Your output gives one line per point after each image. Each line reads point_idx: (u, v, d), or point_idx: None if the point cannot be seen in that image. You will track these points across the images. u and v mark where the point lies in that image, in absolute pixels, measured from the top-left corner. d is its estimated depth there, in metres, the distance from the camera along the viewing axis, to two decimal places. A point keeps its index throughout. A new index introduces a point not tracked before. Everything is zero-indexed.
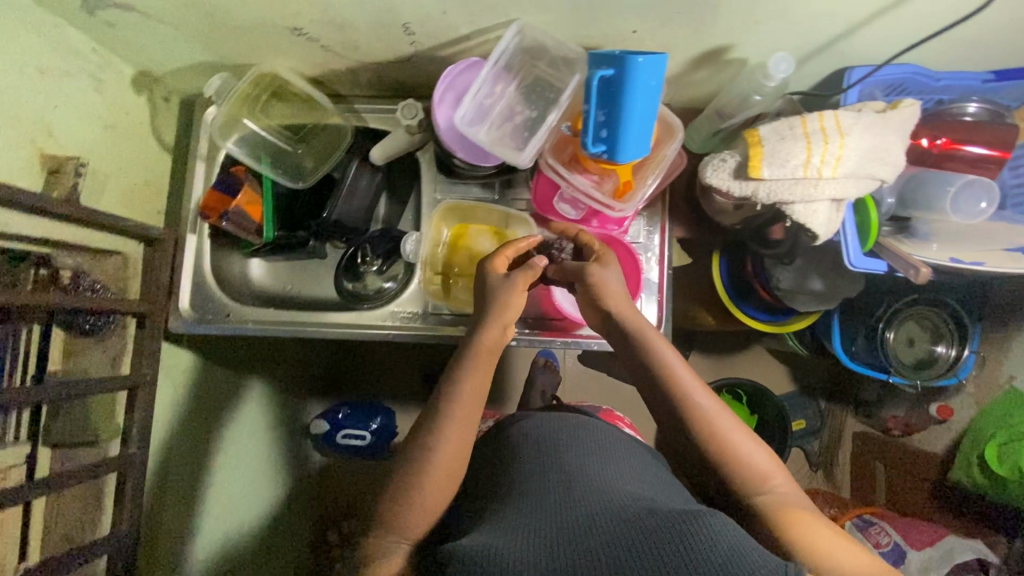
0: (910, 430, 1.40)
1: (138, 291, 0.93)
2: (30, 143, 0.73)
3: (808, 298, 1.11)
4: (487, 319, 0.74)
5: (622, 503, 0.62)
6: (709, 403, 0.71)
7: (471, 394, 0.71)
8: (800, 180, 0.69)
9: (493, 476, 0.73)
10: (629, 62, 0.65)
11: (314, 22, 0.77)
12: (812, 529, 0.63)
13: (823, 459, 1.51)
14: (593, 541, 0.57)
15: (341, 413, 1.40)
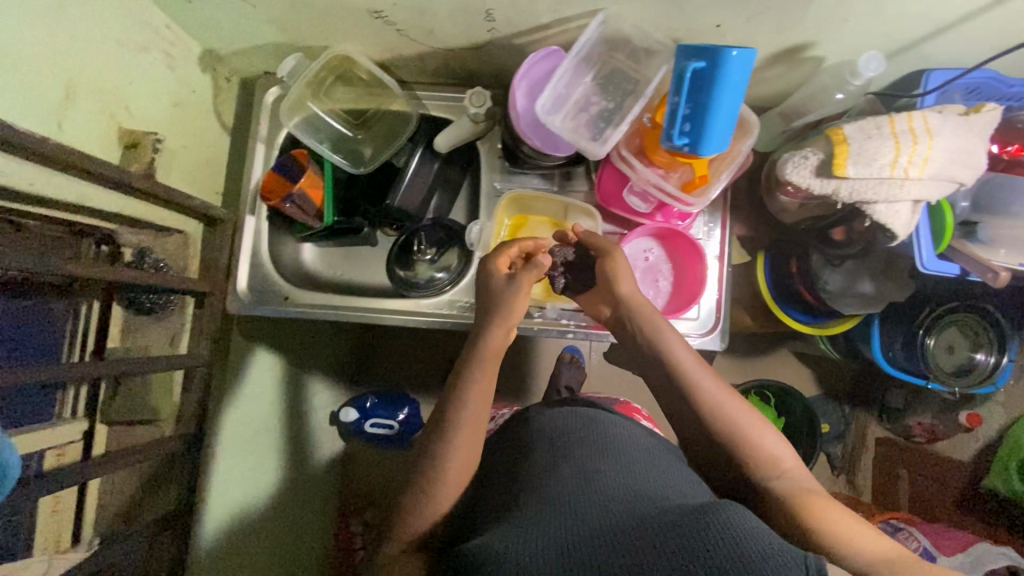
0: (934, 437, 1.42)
1: (197, 270, 0.92)
2: (111, 117, 0.72)
3: (857, 301, 1.05)
4: (493, 324, 0.72)
5: (639, 499, 0.57)
6: (717, 390, 0.72)
7: (475, 410, 0.68)
8: (886, 180, 0.69)
9: (504, 467, 0.70)
10: (723, 55, 0.65)
11: (395, 6, 0.76)
12: (832, 511, 0.61)
13: (846, 462, 1.51)
14: (605, 533, 0.52)
15: (370, 402, 1.34)
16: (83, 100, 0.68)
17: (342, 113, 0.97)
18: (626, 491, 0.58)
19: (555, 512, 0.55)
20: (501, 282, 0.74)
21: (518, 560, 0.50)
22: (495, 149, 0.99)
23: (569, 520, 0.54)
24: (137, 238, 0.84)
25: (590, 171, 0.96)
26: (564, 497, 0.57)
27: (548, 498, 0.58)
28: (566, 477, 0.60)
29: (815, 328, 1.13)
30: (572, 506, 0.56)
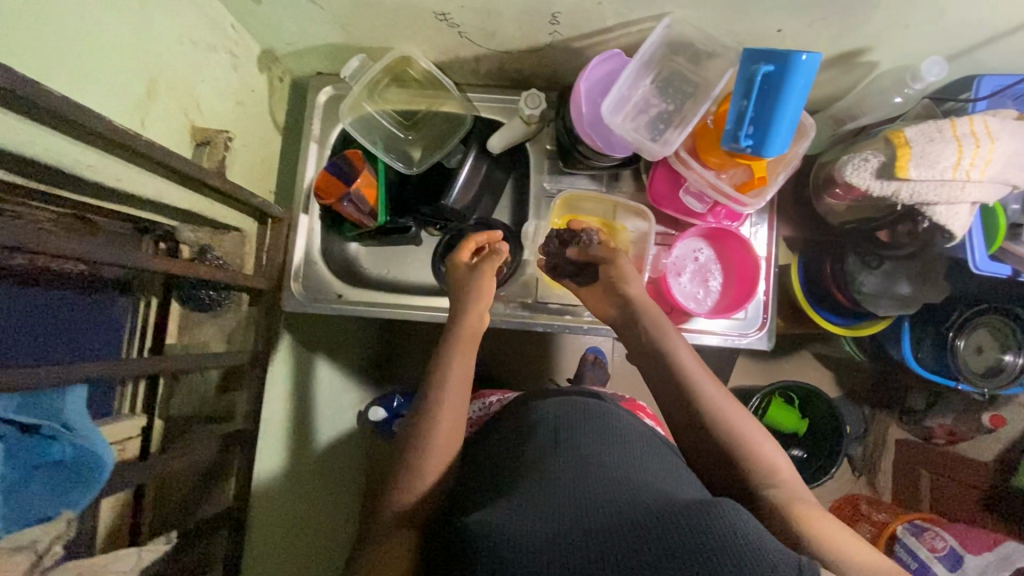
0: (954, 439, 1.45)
1: (252, 267, 0.93)
2: (185, 115, 0.73)
3: (896, 304, 0.98)
4: (466, 309, 0.80)
5: (639, 484, 0.54)
6: (716, 393, 0.72)
7: (455, 396, 0.73)
8: (947, 182, 0.72)
9: (495, 448, 0.67)
10: (794, 60, 0.66)
11: (462, 8, 0.77)
12: (826, 525, 0.62)
13: (866, 464, 1.52)
14: (602, 517, 0.49)
15: (398, 400, 1.24)
16: (161, 97, 0.69)
17: (394, 114, 0.98)
18: (622, 476, 0.55)
19: (554, 488, 0.52)
20: (465, 271, 0.84)
21: (517, 541, 0.48)
22: (544, 150, 1.00)
23: (567, 497, 0.51)
24: (197, 235, 0.84)
25: (639, 172, 0.98)
26: (564, 474, 0.54)
27: (545, 474, 0.55)
28: (565, 455, 0.57)
29: (847, 330, 1.09)
30: (573, 485, 0.53)
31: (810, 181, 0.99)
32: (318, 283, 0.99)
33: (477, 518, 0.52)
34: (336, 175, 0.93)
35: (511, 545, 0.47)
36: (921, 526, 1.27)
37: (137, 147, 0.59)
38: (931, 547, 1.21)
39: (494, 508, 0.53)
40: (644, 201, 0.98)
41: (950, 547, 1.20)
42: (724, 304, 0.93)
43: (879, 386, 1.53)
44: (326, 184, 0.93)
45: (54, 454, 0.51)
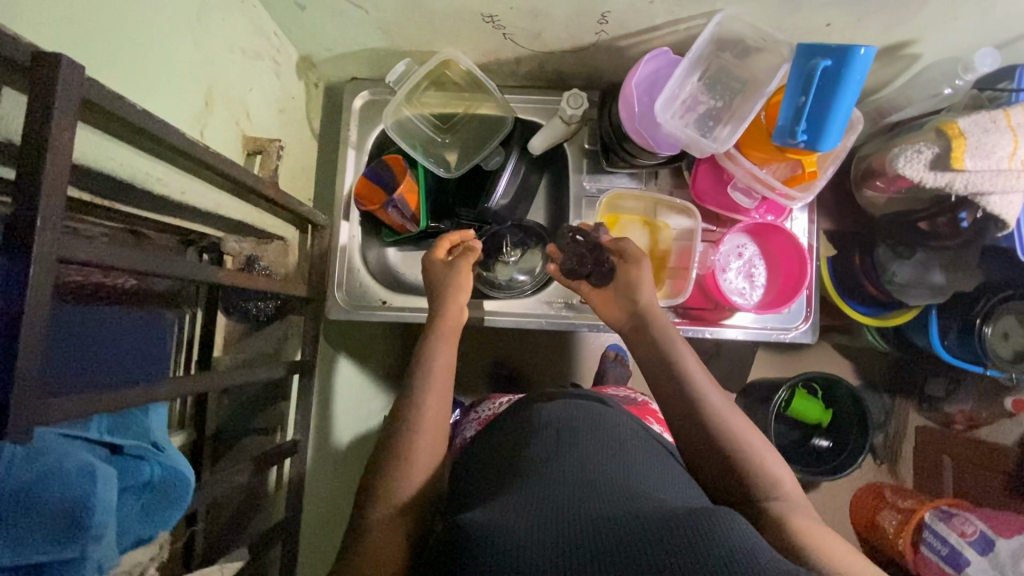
0: (974, 424, 1.46)
1: (296, 275, 0.92)
2: (237, 124, 0.73)
3: (926, 292, 0.96)
4: (444, 309, 0.80)
5: (635, 495, 0.53)
6: (720, 401, 0.70)
7: (436, 394, 0.71)
8: (1002, 171, 0.73)
9: (495, 458, 0.66)
10: (851, 54, 0.67)
11: (510, 10, 0.77)
12: (828, 541, 0.58)
13: (887, 452, 1.53)
14: (589, 526, 0.48)
15: None
16: (217, 107, 0.68)
17: (431, 118, 0.97)
18: (621, 484, 0.55)
19: (549, 495, 0.52)
20: (440, 270, 0.84)
21: (507, 538, 0.47)
22: (582, 150, 1.00)
23: (559, 504, 0.51)
24: (241, 246, 0.83)
25: (680, 169, 0.98)
26: (560, 482, 0.54)
27: (541, 481, 0.54)
28: (563, 462, 0.57)
29: (879, 320, 1.08)
30: (568, 493, 0.52)
31: (851, 173, 0.99)
32: (360, 291, 0.96)
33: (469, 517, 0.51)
34: (379, 184, 0.93)
35: (501, 540, 0.46)
36: (950, 512, 1.28)
37: (203, 159, 0.58)
38: (961, 532, 1.22)
39: (488, 509, 0.52)
40: (683, 198, 0.98)
41: (980, 531, 1.21)
42: (768, 300, 0.94)
43: (898, 375, 1.54)
44: (367, 192, 0.93)
45: (145, 474, 0.49)
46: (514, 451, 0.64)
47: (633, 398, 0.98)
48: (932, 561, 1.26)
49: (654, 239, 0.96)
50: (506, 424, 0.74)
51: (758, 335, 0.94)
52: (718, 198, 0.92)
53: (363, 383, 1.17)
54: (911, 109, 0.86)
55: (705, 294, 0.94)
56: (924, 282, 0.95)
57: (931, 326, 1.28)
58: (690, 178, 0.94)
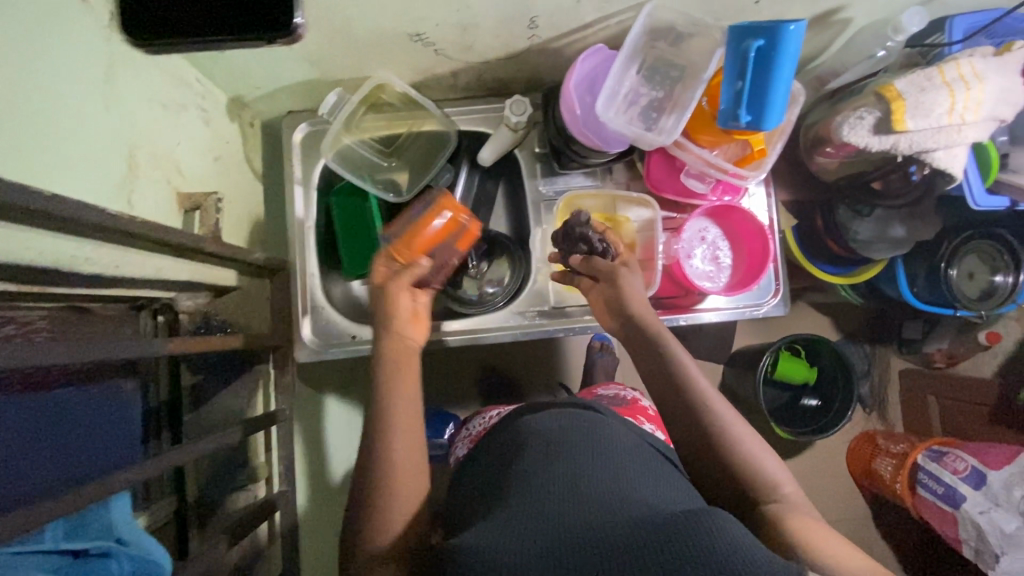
0: (954, 361, 1.50)
1: (258, 323, 0.90)
2: (168, 183, 0.70)
3: (889, 246, 1.00)
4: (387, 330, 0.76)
5: (628, 502, 0.53)
6: (721, 405, 0.70)
7: (402, 423, 0.68)
8: (944, 127, 0.72)
9: (479, 485, 0.66)
10: (782, 30, 0.66)
11: (437, 26, 0.75)
12: (829, 540, 0.59)
13: (875, 400, 1.56)
14: (584, 538, 0.49)
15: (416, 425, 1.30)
16: (143, 171, 0.65)
17: (373, 142, 0.94)
18: (611, 488, 0.55)
19: (549, 512, 0.52)
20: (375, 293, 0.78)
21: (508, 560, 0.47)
22: (534, 154, 0.99)
23: (557, 522, 0.51)
24: (196, 302, 0.83)
25: (633, 162, 0.97)
26: (555, 498, 0.54)
27: (538, 498, 0.54)
28: (556, 473, 0.57)
29: (849, 278, 1.09)
30: (563, 509, 0.53)
31: (800, 141, 0.99)
32: (328, 328, 0.93)
33: (467, 542, 0.52)
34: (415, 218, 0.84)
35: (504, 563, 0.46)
36: (942, 451, 1.29)
37: (126, 228, 0.55)
38: (953, 470, 1.23)
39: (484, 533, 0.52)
40: (640, 190, 0.97)
41: (971, 466, 1.22)
42: (736, 280, 0.95)
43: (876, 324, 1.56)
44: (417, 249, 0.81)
45: (113, 571, 0.48)
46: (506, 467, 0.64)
47: (623, 397, 0.98)
48: (930, 500, 1.29)
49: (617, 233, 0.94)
50: (484, 453, 0.73)
51: (731, 316, 0.94)
52: (670, 185, 0.92)
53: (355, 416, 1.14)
54: (850, 74, 0.87)
55: (674, 285, 0.94)
56: (884, 237, 0.99)
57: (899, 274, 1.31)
58: (642, 169, 0.94)
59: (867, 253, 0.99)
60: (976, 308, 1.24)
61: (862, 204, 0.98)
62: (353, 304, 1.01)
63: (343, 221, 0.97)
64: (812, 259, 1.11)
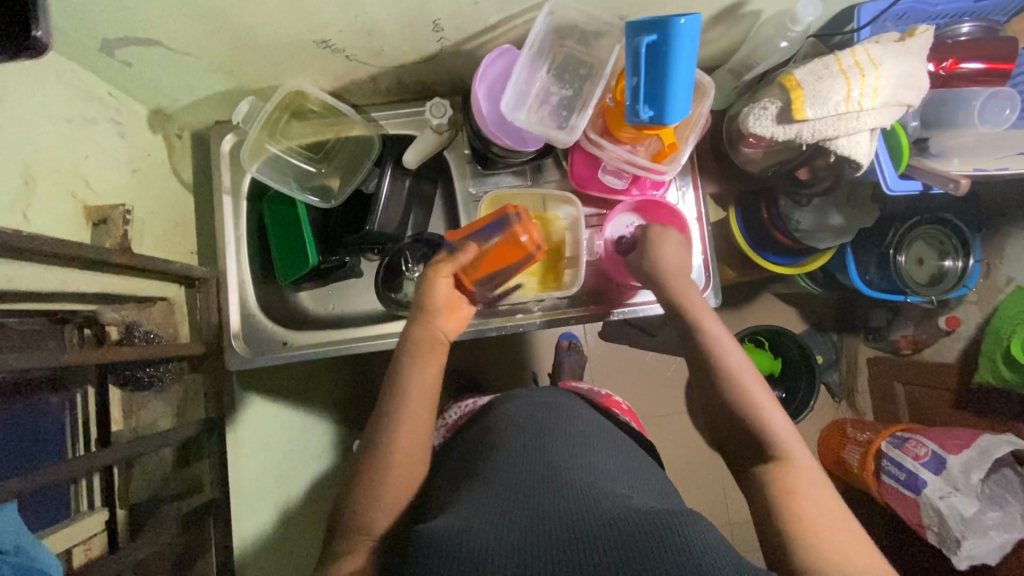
0: (920, 347, 1.38)
1: (188, 333, 0.91)
2: (73, 196, 0.71)
3: (832, 235, 1.04)
4: (424, 314, 0.74)
5: (597, 495, 0.57)
6: (750, 379, 0.71)
7: (419, 398, 0.71)
8: (843, 115, 0.73)
9: (462, 461, 0.70)
10: (673, 25, 0.66)
11: (341, 32, 0.75)
12: (834, 536, 0.59)
13: (844, 388, 1.49)
14: (560, 535, 0.52)
15: None
16: (41, 184, 0.66)
17: (301, 149, 0.95)
18: (590, 487, 0.59)
19: (528, 504, 0.56)
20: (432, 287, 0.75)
21: (478, 545, 0.51)
22: (464, 156, 0.99)
23: (530, 512, 0.56)
24: (120, 314, 0.83)
25: (559, 160, 0.98)
26: (532, 491, 0.58)
27: (516, 489, 0.59)
28: (537, 467, 0.62)
29: (792, 269, 1.10)
30: (540, 501, 0.57)
31: (724, 134, 1.00)
32: (261, 335, 0.95)
33: (444, 526, 0.54)
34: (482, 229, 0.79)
35: (470, 546, 0.51)
36: (904, 437, 1.22)
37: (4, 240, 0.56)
38: (914, 456, 1.16)
39: (456, 517, 0.56)
40: (570, 186, 0.98)
41: (933, 451, 1.14)
42: None
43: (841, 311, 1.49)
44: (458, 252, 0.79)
45: None
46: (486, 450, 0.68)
47: (597, 392, 0.98)
48: (892, 488, 1.21)
49: (547, 232, 0.94)
50: (471, 431, 0.77)
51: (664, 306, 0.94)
52: (593, 183, 0.93)
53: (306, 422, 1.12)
54: (763, 65, 0.87)
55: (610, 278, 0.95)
56: (825, 226, 1.03)
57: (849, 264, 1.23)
58: (567, 166, 0.95)
59: (811, 243, 1.02)
60: (926, 293, 1.16)
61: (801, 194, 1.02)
62: (292, 310, 1.02)
63: (275, 228, 0.95)
64: (759, 250, 1.11)
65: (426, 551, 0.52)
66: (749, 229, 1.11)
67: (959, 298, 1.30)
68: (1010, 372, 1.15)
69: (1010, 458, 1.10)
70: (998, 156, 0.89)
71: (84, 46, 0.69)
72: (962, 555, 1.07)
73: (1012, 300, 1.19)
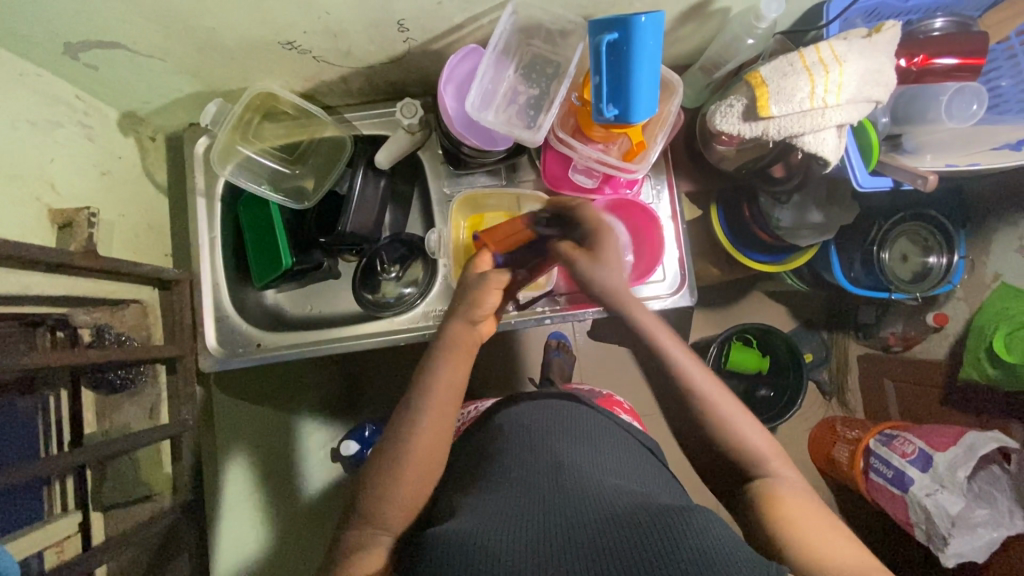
0: (909, 343, 1.35)
1: (161, 335, 0.91)
2: (37, 199, 0.72)
3: (812, 232, 1.04)
4: (463, 311, 0.74)
5: (607, 496, 0.57)
6: (706, 386, 0.69)
7: (438, 393, 0.69)
8: (808, 112, 0.73)
9: (470, 470, 0.69)
10: (633, 23, 0.66)
11: (305, 34, 0.76)
12: (815, 535, 0.58)
13: (834, 385, 1.46)
14: (573, 536, 0.52)
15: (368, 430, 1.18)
16: (2, 188, 0.67)
17: (275, 151, 0.95)
18: (598, 485, 0.59)
19: (538, 507, 0.57)
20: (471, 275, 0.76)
21: (490, 547, 0.50)
22: (438, 156, 0.99)
23: (543, 513, 0.56)
24: (92, 316, 0.82)
25: (533, 159, 0.98)
26: (541, 495, 0.58)
27: (526, 494, 0.59)
28: (543, 471, 0.62)
29: (774, 266, 1.09)
30: (550, 505, 0.57)
31: (698, 133, 1.00)
32: (237, 336, 0.95)
33: (454, 528, 0.54)
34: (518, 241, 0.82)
35: (482, 548, 0.50)
36: (892, 434, 1.21)
37: None
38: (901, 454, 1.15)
39: (466, 520, 0.56)
40: (545, 185, 0.98)
41: (919, 448, 1.13)
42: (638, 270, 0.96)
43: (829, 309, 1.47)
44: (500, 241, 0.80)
45: None
46: (487, 460, 0.68)
47: (597, 392, 0.97)
48: (881, 486, 1.19)
49: None
50: (479, 436, 0.76)
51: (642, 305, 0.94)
52: (565, 183, 0.93)
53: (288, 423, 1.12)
54: (732, 63, 0.87)
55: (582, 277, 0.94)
56: (805, 224, 1.03)
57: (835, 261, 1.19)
58: (540, 166, 0.96)
59: (792, 240, 1.02)
60: (909, 290, 1.13)
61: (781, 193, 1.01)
62: (268, 312, 1.02)
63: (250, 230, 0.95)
64: (738, 245, 1.11)
65: (437, 556, 0.51)
66: (730, 227, 1.10)
67: (947, 295, 1.28)
68: (993, 369, 1.13)
69: (995, 455, 1.09)
70: (973, 151, 0.87)
71: (46, 49, 0.70)
72: (950, 553, 1.06)
73: (998, 296, 1.17)
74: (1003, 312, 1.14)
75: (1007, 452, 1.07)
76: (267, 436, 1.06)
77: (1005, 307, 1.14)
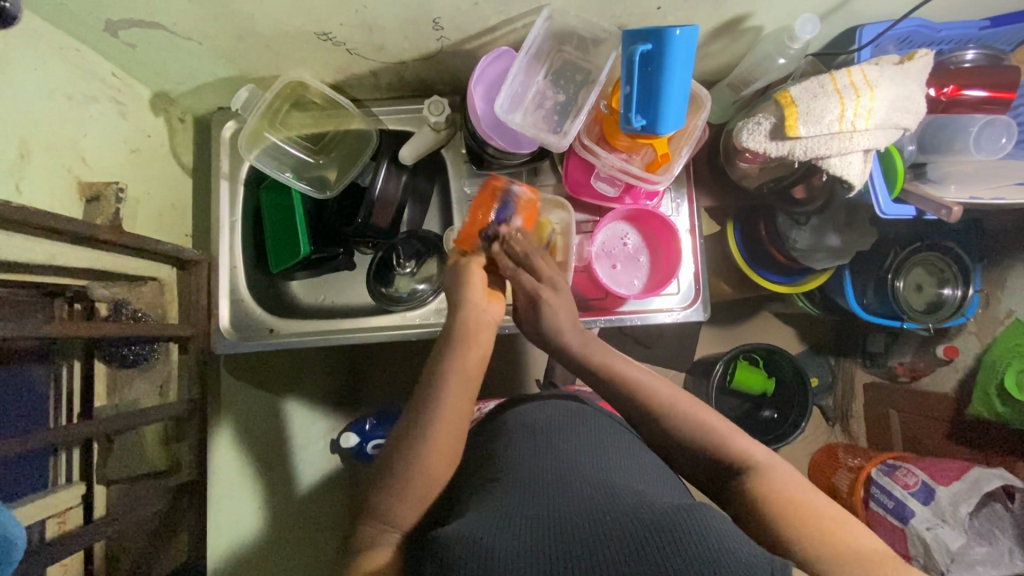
0: (917, 375, 1.32)
1: (177, 315, 0.91)
2: (69, 172, 0.73)
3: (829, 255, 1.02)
4: (467, 302, 0.71)
5: (612, 496, 0.57)
6: (663, 386, 0.71)
7: (452, 403, 0.67)
8: (836, 134, 0.74)
9: (476, 473, 0.69)
10: (668, 35, 0.67)
11: (342, 27, 0.77)
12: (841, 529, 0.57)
13: (840, 412, 1.41)
14: (574, 535, 0.52)
15: (369, 423, 1.17)
16: (37, 158, 0.69)
17: (301, 140, 0.95)
18: (599, 485, 0.59)
19: (539, 506, 0.56)
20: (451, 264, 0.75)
21: (493, 549, 0.50)
22: (460, 155, 1.00)
23: (545, 511, 0.55)
24: (111, 291, 0.82)
25: (555, 164, 0.99)
26: (541, 493, 0.58)
27: (528, 492, 0.59)
28: (544, 472, 0.61)
29: (789, 288, 1.08)
30: (552, 504, 0.56)
31: (722, 149, 1.00)
32: (250, 321, 0.96)
33: (457, 529, 0.54)
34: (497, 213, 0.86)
35: (481, 549, 0.50)
36: (894, 464, 1.18)
37: None
38: (903, 484, 1.13)
39: (471, 521, 0.55)
40: (563, 192, 0.98)
41: (922, 480, 1.11)
42: (651, 282, 0.95)
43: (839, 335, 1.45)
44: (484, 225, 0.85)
45: None
46: (492, 459, 0.68)
47: (601, 395, 0.97)
48: (880, 517, 1.16)
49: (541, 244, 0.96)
50: (487, 435, 0.76)
51: (654, 317, 0.94)
52: (584, 190, 0.94)
53: (293, 410, 1.12)
54: (761, 82, 0.87)
55: (596, 285, 0.94)
56: (822, 247, 1.01)
57: (848, 285, 1.17)
58: (561, 172, 0.96)
59: (806, 263, 1.01)
60: (922, 320, 1.12)
61: (800, 214, 0.99)
62: (282, 299, 1.02)
63: (269, 214, 0.96)
64: (753, 265, 1.09)
65: (443, 557, 0.51)
66: (746, 245, 1.09)
67: (958, 328, 1.25)
68: (1004, 406, 1.12)
69: (1000, 493, 1.08)
70: (996, 185, 0.87)
71: (89, 24, 0.71)
72: None
73: (1009, 332, 1.16)
74: (1016, 349, 1.12)
75: (1012, 490, 1.06)
76: (273, 422, 1.07)
77: (1017, 343, 1.13)
